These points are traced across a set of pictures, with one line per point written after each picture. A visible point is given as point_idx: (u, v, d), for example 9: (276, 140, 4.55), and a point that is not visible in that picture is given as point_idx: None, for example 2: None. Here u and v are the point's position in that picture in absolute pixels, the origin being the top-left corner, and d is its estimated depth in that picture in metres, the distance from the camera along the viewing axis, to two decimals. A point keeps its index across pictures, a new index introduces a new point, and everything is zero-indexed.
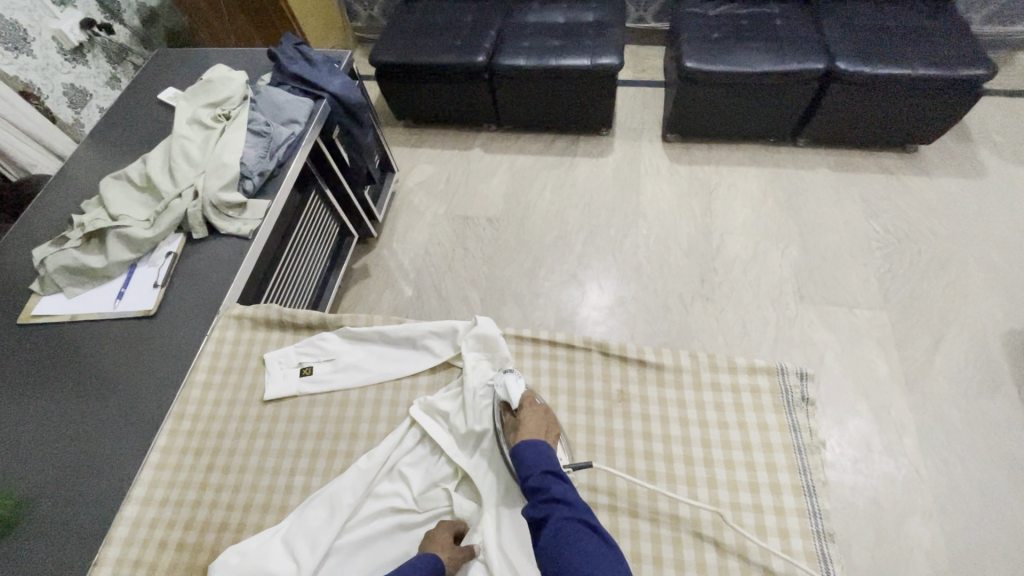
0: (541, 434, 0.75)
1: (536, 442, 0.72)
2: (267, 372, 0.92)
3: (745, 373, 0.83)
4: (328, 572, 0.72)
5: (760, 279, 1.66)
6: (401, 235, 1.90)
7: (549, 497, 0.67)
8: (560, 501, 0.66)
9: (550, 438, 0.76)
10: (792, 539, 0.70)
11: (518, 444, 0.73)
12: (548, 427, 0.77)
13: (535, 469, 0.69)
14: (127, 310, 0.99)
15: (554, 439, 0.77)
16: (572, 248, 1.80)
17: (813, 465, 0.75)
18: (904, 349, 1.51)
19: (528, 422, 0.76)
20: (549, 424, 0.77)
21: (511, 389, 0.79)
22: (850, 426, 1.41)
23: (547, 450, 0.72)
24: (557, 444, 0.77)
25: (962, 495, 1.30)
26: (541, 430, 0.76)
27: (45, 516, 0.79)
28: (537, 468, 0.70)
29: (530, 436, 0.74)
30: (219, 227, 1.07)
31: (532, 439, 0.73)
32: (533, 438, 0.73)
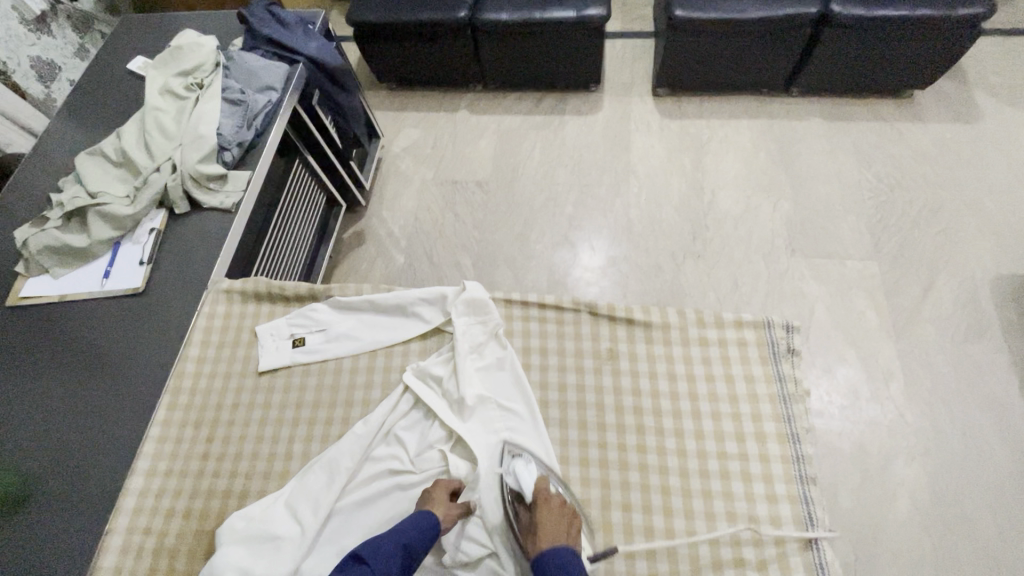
0: (561, 535, 0.67)
1: (560, 553, 0.64)
2: (260, 344, 0.92)
3: (732, 328, 0.84)
4: (332, 532, 0.75)
5: (752, 233, 1.66)
6: (390, 203, 1.87)
7: None
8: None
9: (573, 538, 0.68)
10: (776, 484, 0.73)
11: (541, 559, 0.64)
12: (570, 523, 0.69)
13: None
14: (115, 289, 0.99)
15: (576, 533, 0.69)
16: (563, 209, 1.79)
17: (797, 413, 0.77)
18: (894, 297, 1.53)
19: (546, 522, 0.68)
20: (570, 519, 0.69)
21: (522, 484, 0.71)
22: (838, 374, 1.44)
23: (574, 561, 0.64)
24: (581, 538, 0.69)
25: (945, 437, 1.34)
26: (563, 533, 0.67)
27: (51, 490, 0.80)
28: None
29: (549, 542, 0.66)
30: (201, 201, 1.05)
31: (550, 545, 0.66)
32: (556, 545, 0.65)
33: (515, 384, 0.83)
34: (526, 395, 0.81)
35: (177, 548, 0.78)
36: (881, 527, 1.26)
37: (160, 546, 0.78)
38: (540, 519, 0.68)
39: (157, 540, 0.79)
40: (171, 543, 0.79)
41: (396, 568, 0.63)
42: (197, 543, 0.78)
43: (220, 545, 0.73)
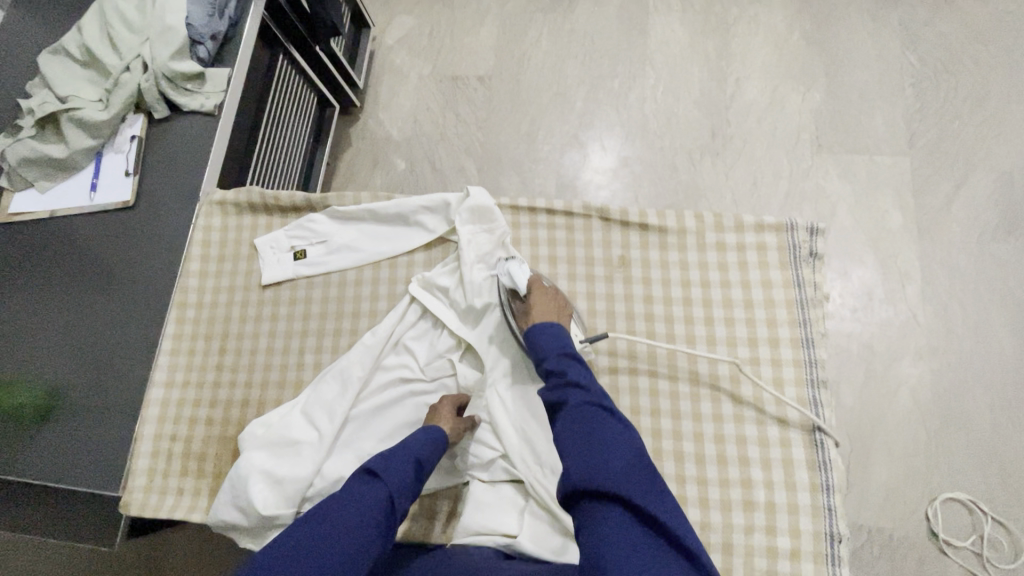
0: (553, 314, 0.74)
1: (549, 327, 0.71)
2: (261, 258, 0.90)
3: (753, 232, 0.79)
4: (349, 436, 0.78)
5: (776, 128, 1.54)
6: (386, 102, 1.74)
7: (566, 381, 0.65)
8: (576, 386, 0.65)
9: (563, 320, 0.75)
10: (786, 388, 0.73)
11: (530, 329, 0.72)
12: (560, 308, 0.75)
13: (551, 351, 0.69)
14: (104, 203, 0.94)
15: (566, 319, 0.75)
16: (572, 106, 1.65)
17: (814, 319, 0.75)
18: (922, 196, 1.44)
19: (538, 304, 0.75)
20: (561, 305, 0.76)
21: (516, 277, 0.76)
22: (854, 277, 1.41)
23: (563, 333, 0.71)
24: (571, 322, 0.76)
25: (955, 337, 1.34)
26: (552, 313, 0.74)
27: (80, 405, 0.86)
28: (553, 349, 0.69)
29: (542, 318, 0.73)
30: (181, 104, 0.97)
31: (545, 322, 0.72)
32: (545, 322, 0.72)
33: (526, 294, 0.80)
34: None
35: (205, 450, 0.83)
36: (880, 422, 1.31)
37: (188, 451, 0.83)
38: (533, 302, 0.75)
39: (185, 446, 0.83)
40: (198, 446, 0.83)
41: (409, 480, 0.65)
42: (224, 448, 0.83)
43: (244, 449, 0.76)
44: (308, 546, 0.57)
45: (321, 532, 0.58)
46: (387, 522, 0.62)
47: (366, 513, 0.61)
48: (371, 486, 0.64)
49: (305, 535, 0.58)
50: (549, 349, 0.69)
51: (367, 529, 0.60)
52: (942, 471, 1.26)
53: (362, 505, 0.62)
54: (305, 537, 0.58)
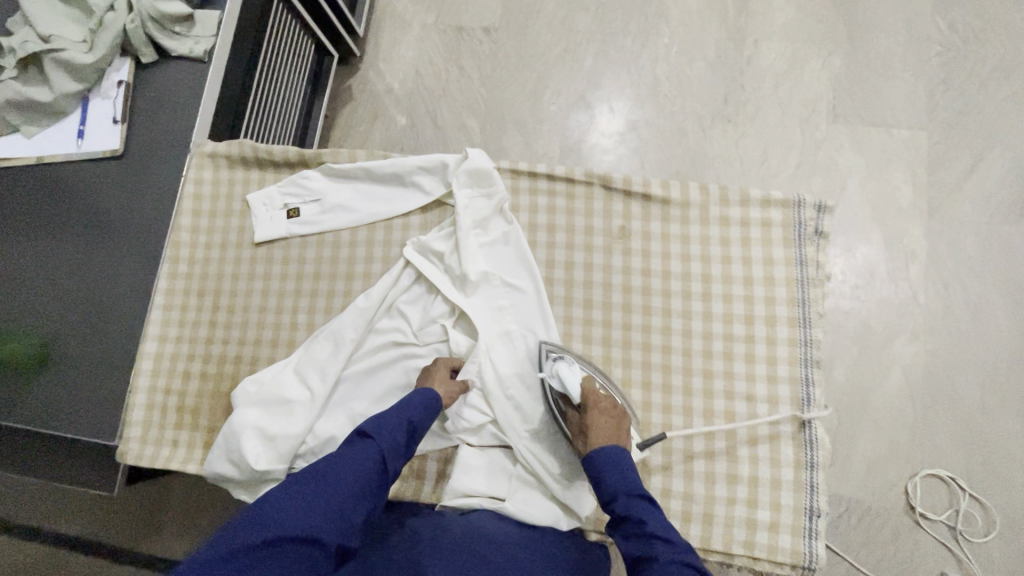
0: (613, 438, 0.68)
1: (611, 451, 0.66)
2: (254, 214, 0.87)
3: (758, 208, 0.77)
4: (340, 397, 0.79)
5: (792, 95, 1.48)
6: (387, 53, 1.67)
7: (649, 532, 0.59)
8: (657, 536, 0.58)
9: (624, 439, 0.69)
10: (779, 366, 0.73)
11: (593, 456, 0.66)
12: (619, 423, 0.70)
13: (618, 491, 0.63)
14: (92, 150, 0.92)
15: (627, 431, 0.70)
16: (581, 63, 1.58)
17: (814, 298, 0.74)
18: (936, 173, 1.40)
19: (597, 425, 0.69)
20: (620, 419, 0.70)
21: (568, 385, 0.71)
22: (858, 253, 1.39)
23: (626, 463, 0.65)
24: (630, 436, 0.70)
25: (953, 318, 1.33)
26: (613, 433, 0.68)
27: (73, 355, 0.86)
28: (620, 485, 0.63)
29: (601, 444, 0.67)
30: (169, 48, 0.92)
31: (604, 448, 0.66)
32: (607, 447, 0.67)
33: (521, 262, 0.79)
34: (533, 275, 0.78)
35: (199, 405, 0.84)
36: (869, 398, 1.32)
37: (182, 404, 0.84)
38: (589, 419, 0.69)
39: (179, 400, 0.84)
40: (192, 401, 0.84)
41: (400, 440, 0.66)
42: (217, 402, 0.84)
43: (236, 406, 0.77)
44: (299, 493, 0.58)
45: (312, 483, 0.59)
46: (376, 480, 0.63)
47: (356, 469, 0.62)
48: (362, 445, 0.64)
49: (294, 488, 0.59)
50: (614, 481, 0.64)
51: (360, 484, 0.60)
52: (926, 449, 1.28)
53: (350, 462, 0.62)
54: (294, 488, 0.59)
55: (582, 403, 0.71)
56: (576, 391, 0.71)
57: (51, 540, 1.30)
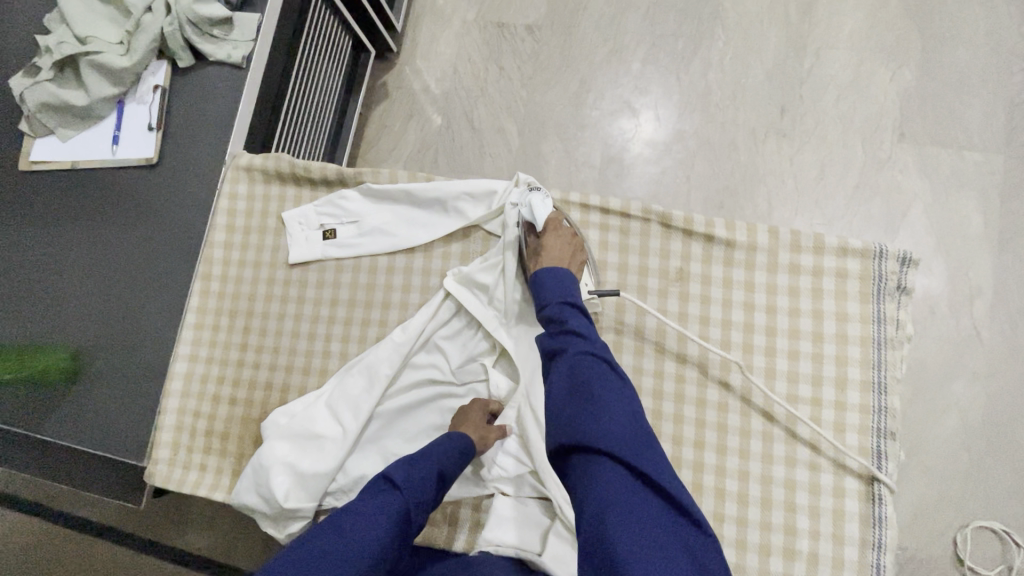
0: (563, 261, 0.70)
1: (555, 269, 0.68)
2: (288, 233, 0.84)
3: (833, 256, 0.70)
4: (373, 433, 0.75)
5: (855, 110, 1.38)
6: (425, 49, 1.61)
7: (565, 329, 0.62)
8: (574, 333, 0.62)
9: (574, 266, 0.71)
10: (848, 434, 0.67)
11: (539, 271, 0.69)
12: (574, 252, 0.71)
13: (552, 299, 0.65)
14: (128, 158, 0.89)
15: (580, 265, 0.72)
16: (627, 67, 1.50)
17: (891, 361, 0.67)
18: (1011, 201, 1.30)
19: (551, 247, 0.71)
20: (575, 248, 0.72)
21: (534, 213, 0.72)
22: (917, 285, 1.30)
23: (569, 281, 0.67)
24: (582, 271, 0.72)
25: (1019, 360, 1.24)
26: (564, 256, 0.71)
27: (103, 369, 0.84)
28: (556, 296, 0.66)
29: (551, 263, 0.70)
30: (206, 54, 0.88)
31: (551, 267, 0.69)
32: (555, 266, 0.69)
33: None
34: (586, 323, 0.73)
35: (228, 430, 0.82)
36: (920, 441, 1.24)
37: (211, 428, 0.82)
38: (546, 242, 0.72)
39: (208, 424, 0.82)
40: (221, 425, 0.82)
41: (428, 491, 0.62)
42: (246, 428, 0.81)
43: (266, 439, 0.74)
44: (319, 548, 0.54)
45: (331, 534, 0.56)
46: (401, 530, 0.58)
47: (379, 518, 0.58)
48: (388, 493, 0.60)
49: (320, 546, 0.54)
50: (549, 292, 0.66)
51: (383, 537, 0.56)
52: (979, 498, 1.21)
53: (378, 514, 0.58)
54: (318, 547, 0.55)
55: (543, 231, 0.73)
56: (540, 221, 0.73)
57: (78, 528, 1.32)
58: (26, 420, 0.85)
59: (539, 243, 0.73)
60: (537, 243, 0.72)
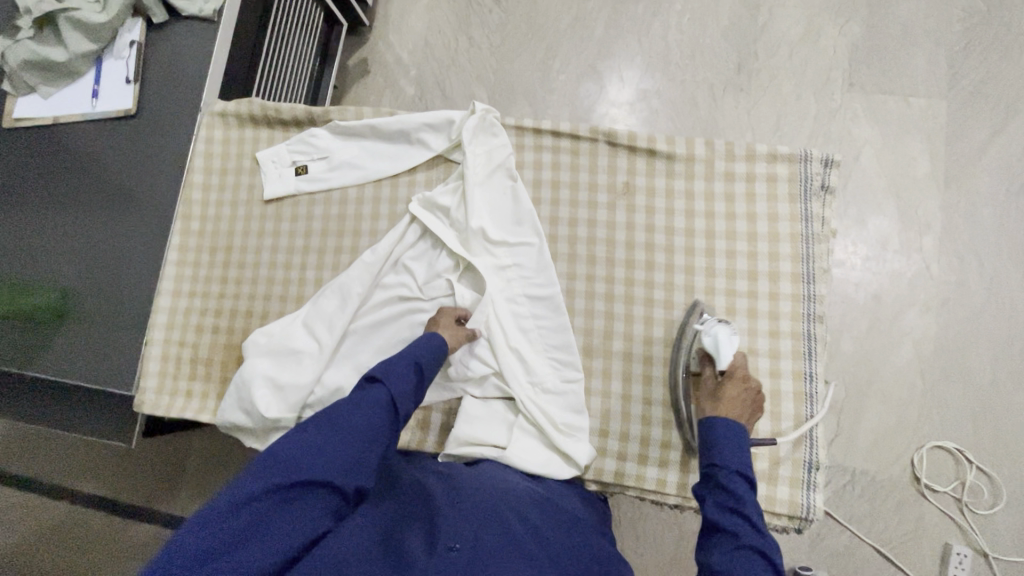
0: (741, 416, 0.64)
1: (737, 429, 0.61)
2: (263, 172, 0.89)
3: (764, 163, 0.76)
4: (348, 348, 0.81)
5: (807, 63, 1.45)
6: (396, 23, 1.66)
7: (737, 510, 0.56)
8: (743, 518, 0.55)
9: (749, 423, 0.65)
10: (782, 321, 0.73)
11: (715, 420, 0.62)
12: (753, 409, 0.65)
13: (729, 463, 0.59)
14: (107, 110, 0.93)
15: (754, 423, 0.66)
16: (591, 32, 1.56)
17: (818, 254, 0.73)
18: (955, 143, 1.37)
19: (733, 399, 0.65)
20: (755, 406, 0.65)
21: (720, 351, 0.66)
22: (870, 225, 1.37)
23: (744, 447, 0.61)
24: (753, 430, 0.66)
25: (967, 290, 1.31)
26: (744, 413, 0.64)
27: (90, 308, 0.89)
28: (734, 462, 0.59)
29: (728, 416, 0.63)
30: (179, 8, 0.93)
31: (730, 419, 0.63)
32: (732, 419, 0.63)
33: (524, 222, 0.79)
34: (537, 234, 0.78)
35: (212, 357, 0.87)
36: (878, 371, 1.31)
37: (196, 356, 0.86)
38: (726, 388, 0.66)
39: (193, 352, 0.87)
40: (205, 353, 0.87)
41: (411, 386, 0.66)
42: (229, 355, 0.86)
43: (247, 356, 0.80)
44: (315, 440, 0.58)
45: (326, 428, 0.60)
46: (392, 424, 0.64)
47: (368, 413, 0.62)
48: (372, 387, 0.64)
49: (310, 435, 0.59)
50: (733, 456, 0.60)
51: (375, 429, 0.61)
52: (934, 421, 1.28)
53: (366, 408, 0.62)
54: (309, 436, 0.59)
55: (725, 371, 0.67)
56: (724, 360, 0.67)
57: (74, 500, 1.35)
58: (17, 359, 0.89)
59: (716, 384, 0.67)
60: (715, 385, 0.67)
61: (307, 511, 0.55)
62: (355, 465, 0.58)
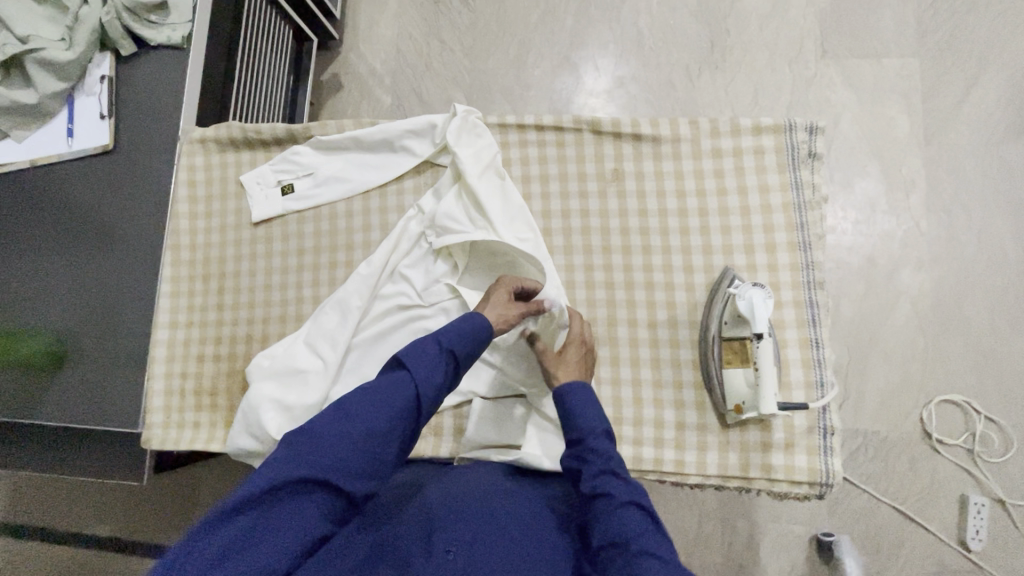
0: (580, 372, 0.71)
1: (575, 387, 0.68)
2: (249, 195, 0.88)
3: (749, 136, 0.76)
4: (354, 363, 0.80)
5: (778, 35, 1.46)
6: (366, 33, 1.65)
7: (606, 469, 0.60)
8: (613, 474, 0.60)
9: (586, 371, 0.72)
10: (783, 291, 0.73)
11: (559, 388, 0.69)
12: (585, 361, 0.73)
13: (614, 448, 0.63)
14: (84, 148, 0.92)
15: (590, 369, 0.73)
16: (562, 24, 1.56)
17: (812, 221, 0.74)
18: (931, 99, 1.38)
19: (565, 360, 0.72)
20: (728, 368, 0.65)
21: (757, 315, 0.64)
22: (856, 188, 1.38)
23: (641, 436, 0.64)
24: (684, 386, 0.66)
25: (958, 244, 1.33)
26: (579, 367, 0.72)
27: (87, 349, 0.88)
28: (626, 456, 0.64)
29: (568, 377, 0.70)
30: (147, 39, 0.92)
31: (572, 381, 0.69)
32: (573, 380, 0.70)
33: (520, 218, 0.79)
34: (531, 228, 0.78)
35: (216, 386, 0.86)
36: (878, 332, 1.32)
37: (200, 386, 0.86)
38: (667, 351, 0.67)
39: (196, 382, 0.86)
40: (209, 382, 0.86)
41: (440, 373, 0.63)
42: (234, 382, 0.86)
43: (252, 380, 0.79)
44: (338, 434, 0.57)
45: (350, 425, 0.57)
46: (412, 413, 0.61)
47: (390, 403, 0.60)
48: (397, 376, 0.62)
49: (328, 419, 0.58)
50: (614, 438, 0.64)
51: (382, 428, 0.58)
52: (939, 376, 1.29)
53: (388, 404, 0.60)
54: (345, 435, 0.57)
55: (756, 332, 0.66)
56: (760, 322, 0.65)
57: (93, 547, 1.34)
58: (18, 408, 0.87)
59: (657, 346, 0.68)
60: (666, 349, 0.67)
61: (316, 511, 0.54)
62: (373, 467, 0.57)
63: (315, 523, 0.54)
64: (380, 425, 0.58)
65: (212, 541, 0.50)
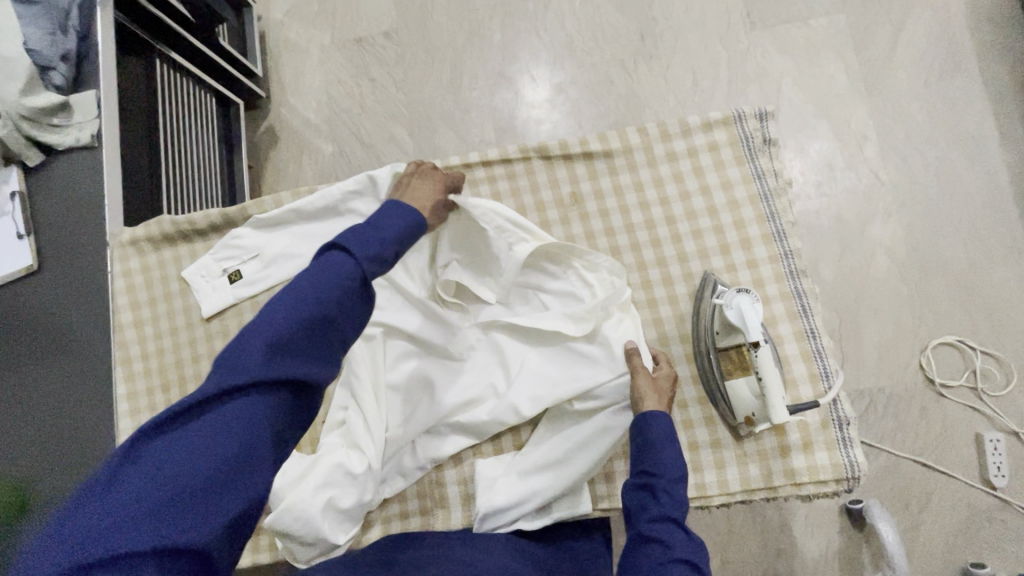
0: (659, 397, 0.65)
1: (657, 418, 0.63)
2: (195, 289, 0.84)
3: (700, 133, 0.73)
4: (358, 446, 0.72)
5: (705, 14, 1.45)
6: (293, 85, 1.60)
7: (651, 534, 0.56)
8: (655, 539, 0.56)
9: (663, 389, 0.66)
10: (768, 286, 0.70)
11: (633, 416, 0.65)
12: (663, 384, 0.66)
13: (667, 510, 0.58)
14: (7, 273, 0.84)
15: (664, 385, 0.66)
16: (490, 41, 1.53)
17: (780, 209, 0.72)
18: (864, 50, 1.39)
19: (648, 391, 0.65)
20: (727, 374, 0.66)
21: (750, 323, 0.62)
22: (812, 151, 1.38)
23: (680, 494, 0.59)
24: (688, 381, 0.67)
25: (920, 187, 1.33)
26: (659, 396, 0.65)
27: (49, 492, 0.79)
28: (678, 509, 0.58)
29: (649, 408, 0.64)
30: (53, 144, 0.86)
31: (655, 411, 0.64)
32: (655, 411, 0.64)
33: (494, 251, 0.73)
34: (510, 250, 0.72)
35: None
36: (862, 289, 1.31)
37: None
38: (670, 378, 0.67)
39: None
40: None
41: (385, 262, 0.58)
42: None
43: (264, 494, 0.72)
44: (275, 325, 0.51)
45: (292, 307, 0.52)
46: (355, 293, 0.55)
47: (326, 282, 0.54)
48: (332, 258, 0.56)
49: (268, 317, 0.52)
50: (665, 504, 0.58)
51: (326, 297, 0.54)
52: (930, 321, 1.29)
53: (330, 284, 0.54)
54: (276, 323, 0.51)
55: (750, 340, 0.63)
56: (754, 330, 0.62)
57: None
58: None
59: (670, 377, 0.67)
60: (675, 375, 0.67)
61: (262, 415, 0.49)
62: (326, 354, 0.54)
63: (260, 430, 0.49)
64: (330, 310, 0.54)
65: (149, 478, 0.45)
